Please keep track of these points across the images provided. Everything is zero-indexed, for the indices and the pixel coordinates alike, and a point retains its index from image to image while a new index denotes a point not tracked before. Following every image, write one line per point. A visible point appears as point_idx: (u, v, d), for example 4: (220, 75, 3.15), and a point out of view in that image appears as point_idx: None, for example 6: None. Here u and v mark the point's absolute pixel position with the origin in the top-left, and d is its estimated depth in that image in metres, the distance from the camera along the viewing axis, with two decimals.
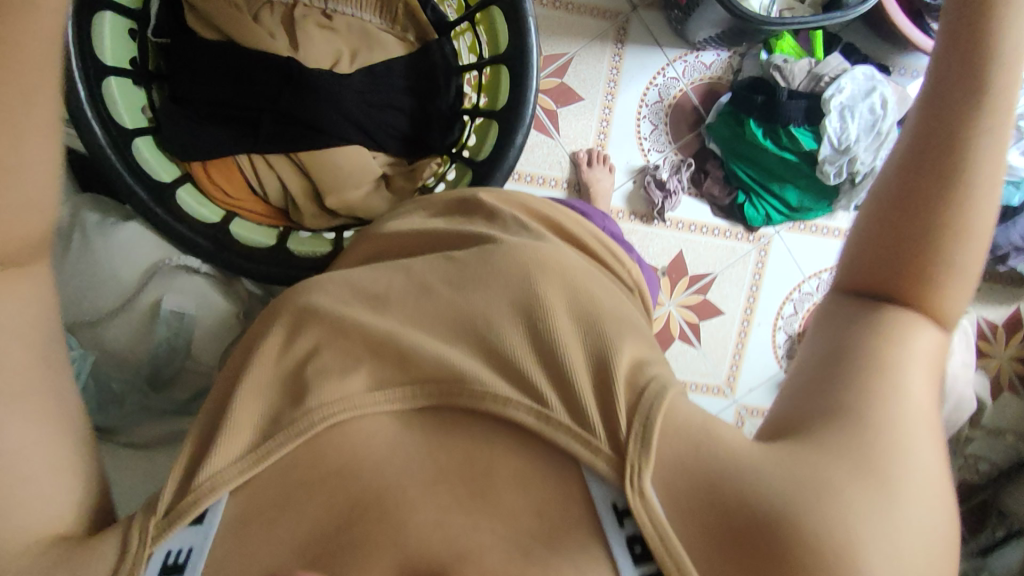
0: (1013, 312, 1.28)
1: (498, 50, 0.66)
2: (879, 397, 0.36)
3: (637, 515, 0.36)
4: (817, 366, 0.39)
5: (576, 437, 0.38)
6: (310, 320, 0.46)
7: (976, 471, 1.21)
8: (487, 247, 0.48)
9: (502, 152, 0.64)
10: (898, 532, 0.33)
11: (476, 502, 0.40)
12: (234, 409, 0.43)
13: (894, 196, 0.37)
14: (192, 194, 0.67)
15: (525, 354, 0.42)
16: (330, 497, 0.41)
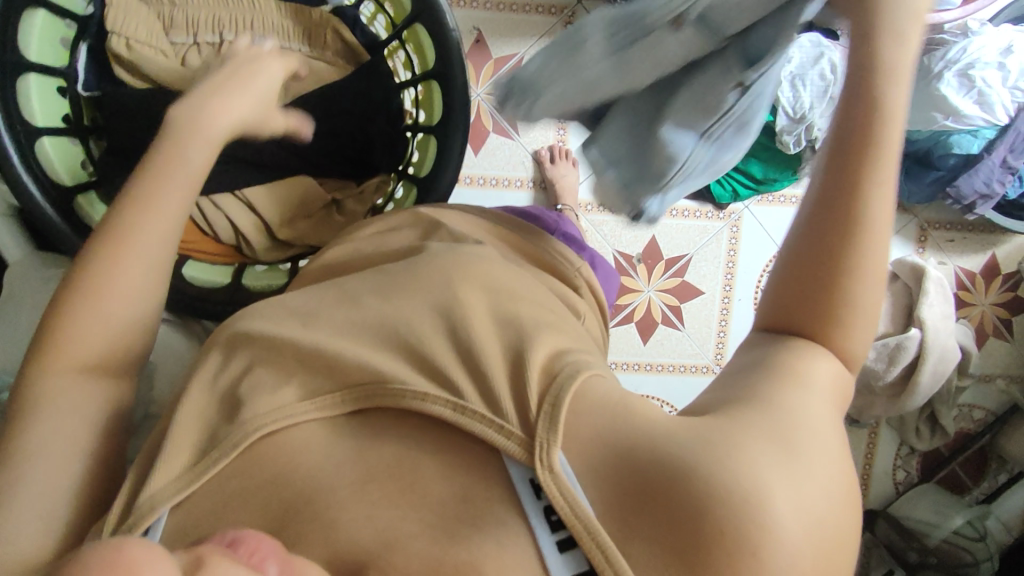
0: (989, 259, 1.28)
1: (427, 66, 0.67)
2: (784, 385, 0.37)
3: (548, 490, 0.34)
4: (743, 372, 0.40)
5: (490, 424, 0.36)
6: (243, 343, 0.45)
7: (972, 419, 1.25)
8: (417, 258, 0.49)
9: (442, 168, 0.64)
10: (806, 493, 0.34)
11: (405, 496, 0.36)
12: (173, 432, 0.42)
13: (808, 257, 0.39)
14: None
15: (445, 355, 0.40)
16: (263, 504, 0.38)
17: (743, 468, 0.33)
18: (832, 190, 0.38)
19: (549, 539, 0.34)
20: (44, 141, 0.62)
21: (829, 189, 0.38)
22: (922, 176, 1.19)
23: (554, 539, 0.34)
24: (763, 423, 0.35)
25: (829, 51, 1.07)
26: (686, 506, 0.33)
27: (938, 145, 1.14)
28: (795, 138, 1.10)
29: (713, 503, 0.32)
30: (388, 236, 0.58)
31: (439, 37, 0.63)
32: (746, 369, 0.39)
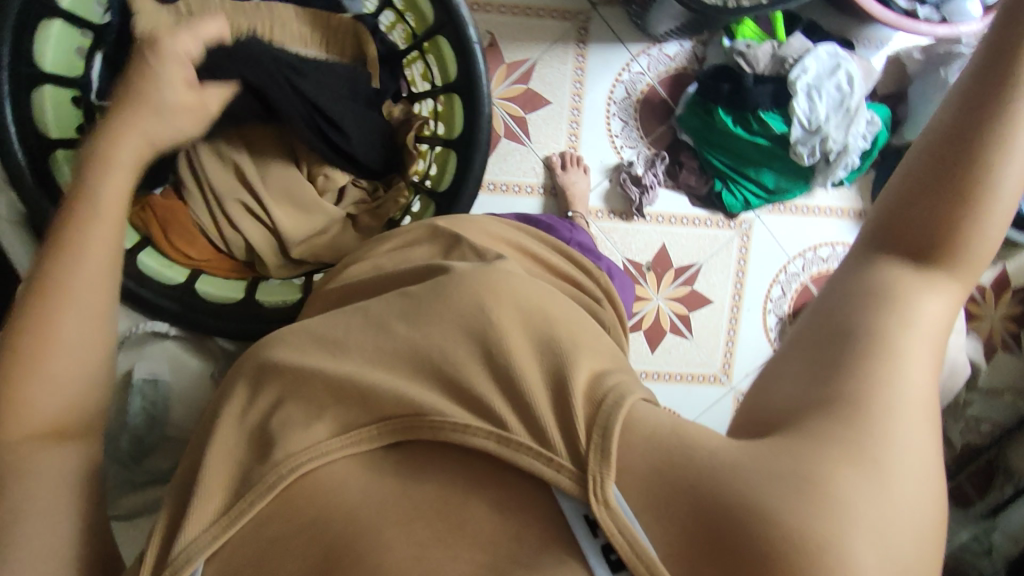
0: (998, 273, 1.29)
1: (449, 80, 0.66)
2: (873, 367, 0.36)
3: (605, 528, 0.34)
4: (820, 343, 0.39)
5: (537, 456, 0.37)
6: (272, 376, 0.46)
7: (978, 432, 1.22)
8: (440, 279, 0.48)
9: (462, 184, 0.63)
10: (888, 516, 0.33)
11: (452, 534, 0.37)
12: (205, 470, 0.43)
13: (918, 189, 0.38)
14: (155, 257, 0.68)
15: (485, 385, 0.40)
16: (307, 545, 0.39)
17: (818, 503, 0.33)
18: (954, 130, 0.37)
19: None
20: (58, 151, 0.65)
21: (951, 131, 0.38)
22: None
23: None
24: (849, 432, 0.35)
25: (845, 62, 1.11)
26: (755, 545, 0.33)
27: None
28: (809, 150, 1.12)
29: (791, 541, 0.33)
30: (409, 254, 0.57)
31: (461, 49, 0.61)
32: (829, 347, 0.38)
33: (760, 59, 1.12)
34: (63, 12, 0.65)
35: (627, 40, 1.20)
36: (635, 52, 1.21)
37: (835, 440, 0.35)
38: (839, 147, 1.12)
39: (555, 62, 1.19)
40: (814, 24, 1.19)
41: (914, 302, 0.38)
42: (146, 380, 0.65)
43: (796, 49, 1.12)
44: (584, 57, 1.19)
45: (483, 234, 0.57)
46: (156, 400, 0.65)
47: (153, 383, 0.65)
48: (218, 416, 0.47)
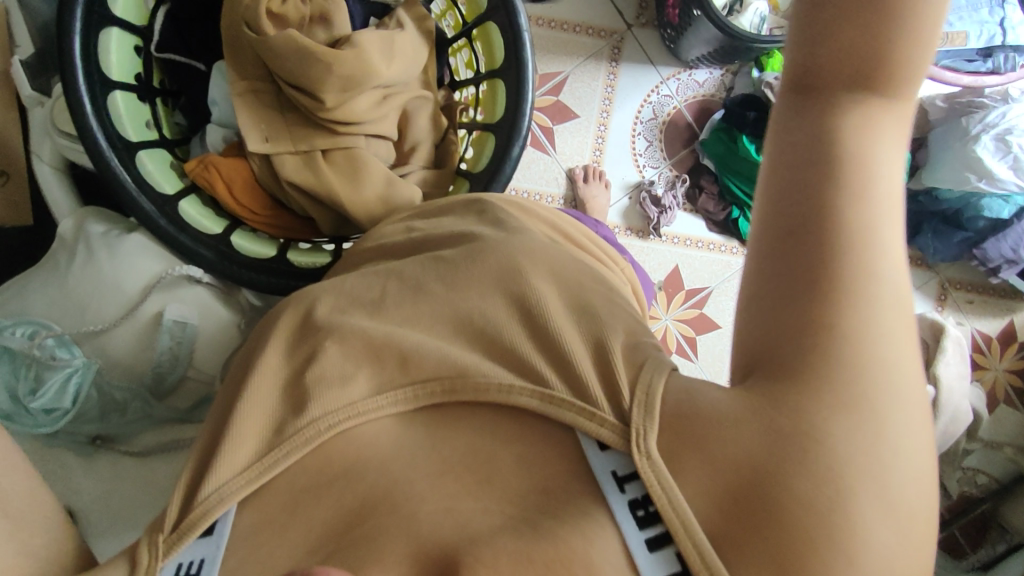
0: (1006, 326, 1.28)
1: (494, 66, 0.68)
2: (853, 259, 0.32)
3: (643, 475, 0.35)
4: (781, 210, 0.34)
5: (581, 412, 0.38)
6: (314, 331, 0.47)
7: (975, 484, 1.23)
8: (473, 245, 0.49)
9: (499, 165, 0.65)
10: (900, 470, 0.31)
11: (482, 486, 0.39)
12: (241, 415, 0.43)
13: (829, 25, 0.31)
14: (198, 207, 0.66)
15: (524, 344, 0.42)
16: (341, 498, 0.41)
17: (823, 463, 0.32)
18: None
19: (637, 535, 0.35)
20: (115, 95, 0.62)
21: None
22: (950, 235, 1.20)
23: (641, 534, 0.35)
24: (839, 356, 0.32)
25: None
26: (771, 505, 0.32)
27: (968, 207, 1.16)
28: None
29: (809, 506, 0.32)
30: (442, 221, 0.58)
31: (511, 38, 0.64)
32: (801, 243, 0.33)
33: None
34: None
35: (657, 62, 1.23)
36: (666, 75, 1.23)
37: (831, 377, 0.32)
38: None
39: (586, 77, 1.22)
40: None
41: (871, 133, 0.32)
42: (176, 322, 0.65)
43: None
44: (615, 75, 1.22)
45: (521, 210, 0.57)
46: (183, 340, 0.66)
47: (183, 326, 0.66)
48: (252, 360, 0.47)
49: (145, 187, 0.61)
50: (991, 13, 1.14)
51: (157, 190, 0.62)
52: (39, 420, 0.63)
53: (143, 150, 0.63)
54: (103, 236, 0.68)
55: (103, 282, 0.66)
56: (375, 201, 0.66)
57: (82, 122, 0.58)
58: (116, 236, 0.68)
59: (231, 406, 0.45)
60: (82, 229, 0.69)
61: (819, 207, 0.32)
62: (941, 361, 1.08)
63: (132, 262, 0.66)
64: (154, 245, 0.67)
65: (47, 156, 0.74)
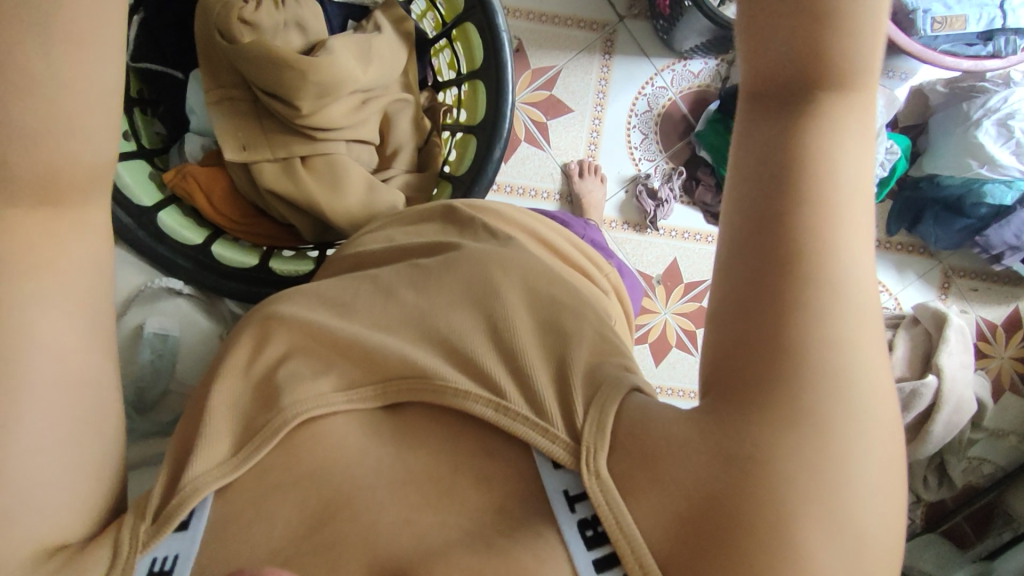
0: (1012, 312, 1.26)
1: (474, 66, 0.67)
2: (819, 277, 0.30)
3: (592, 495, 0.34)
4: (743, 226, 0.31)
5: (534, 427, 0.36)
6: (280, 324, 0.44)
7: (980, 474, 1.21)
8: (451, 255, 0.48)
9: (481, 168, 0.64)
10: (846, 498, 0.30)
11: (439, 502, 0.37)
12: (211, 413, 0.40)
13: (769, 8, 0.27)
14: (175, 218, 0.66)
15: (485, 353, 0.40)
16: (303, 497, 0.38)
17: (771, 492, 0.31)
18: None
19: (586, 556, 0.34)
20: None
21: None
22: (951, 222, 1.17)
23: (589, 554, 0.34)
24: (800, 383, 0.30)
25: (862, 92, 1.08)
26: (721, 532, 0.31)
27: (971, 193, 1.13)
28: None
29: (756, 532, 0.31)
30: (422, 230, 0.57)
31: (488, 37, 0.63)
32: (761, 262, 0.31)
33: None
34: None
35: (651, 54, 1.21)
36: (660, 67, 1.22)
37: (789, 403, 0.31)
38: None
39: (579, 71, 1.20)
40: None
41: (831, 134, 0.29)
42: (157, 334, 0.65)
43: None
44: (608, 68, 1.21)
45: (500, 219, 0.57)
46: (164, 353, 0.65)
47: (163, 338, 0.65)
48: (217, 363, 0.44)
49: (121, 199, 0.61)
50: None
51: (133, 203, 0.62)
52: None
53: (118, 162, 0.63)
54: None
55: None
56: (355, 207, 0.66)
57: None
58: None
59: (202, 400, 0.42)
60: None
61: (781, 224, 0.30)
62: (942, 350, 1.07)
63: (112, 277, 0.67)
64: (133, 259, 0.67)
65: None
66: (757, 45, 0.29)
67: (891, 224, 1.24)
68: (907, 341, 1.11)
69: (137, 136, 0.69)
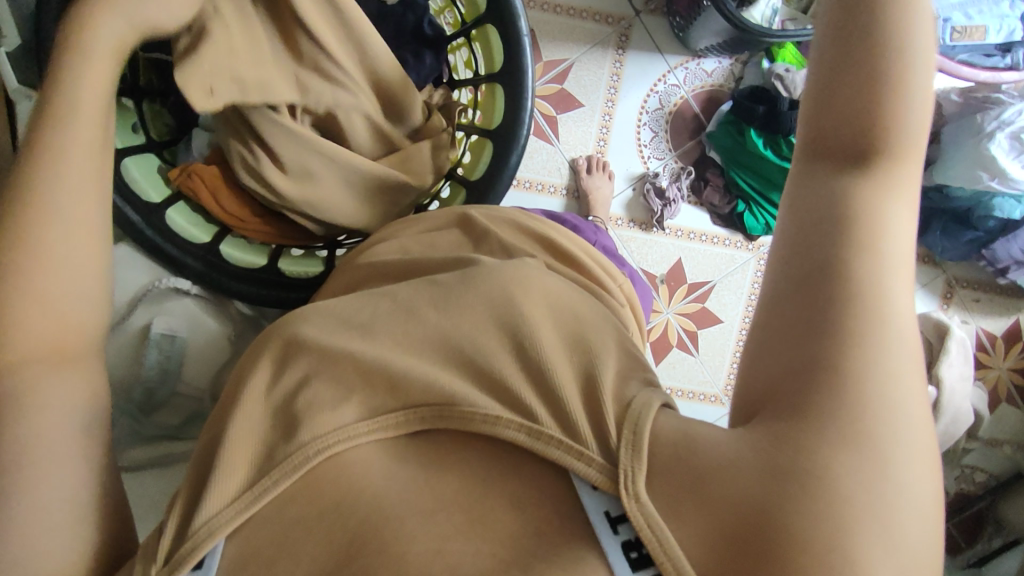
0: (1012, 324, 1.24)
1: (492, 68, 0.66)
2: (873, 303, 0.31)
3: (632, 516, 0.31)
4: (790, 260, 0.34)
5: (569, 449, 0.34)
6: (300, 350, 0.42)
7: (973, 481, 1.22)
8: (470, 269, 0.46)
9: (496, 176, 0.64)
10: (896, 525, 0.29)
11: (475, 529, 0.35)
12: (229, 441, 0.39)
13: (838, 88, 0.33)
14: (184, 213, 0.66)
15: (516, 376, 0.38)
16: (330, 530, 0.36)
17: (826, 506, 0.29)
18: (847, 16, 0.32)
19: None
20: None
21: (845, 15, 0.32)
22: (958, 234, 1.17)
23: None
24: (853, 397, 0.31)
25: None
26: (774, 551, 0.30)
27: (979, 206, 1.13)
28: None
29: (810, 548, 0.29)
30: (438, 239, 0.57)
31: (509, 40, 0.62)
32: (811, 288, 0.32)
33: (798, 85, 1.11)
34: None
35: (665, 51, 1.19)
36: (673, 64, 1.20)
37: (843, 416, 0.30)
38: None
39: (592, 65, 1.18)
40: None
41: (882, 193, 0.33)
42: (164, 334, 0.64)
43: None
44: (621, 63, 1.19)
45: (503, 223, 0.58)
46: (171, 354, 0.64)
47: (171, 339, 0.65)
48: (239, 383, 0.43)
49: (129, 195, 0.60)
50: (1011, 7, 1.10)
51: (142, 200, 0.62)
52: None
53: (127, 157, 0.63)
54: None
55: None
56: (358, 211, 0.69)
57: None
58: None
59: (218, 430, 0.41)
60: None
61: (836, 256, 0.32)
62: (943, 361, 1.06)
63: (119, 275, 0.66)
64: (142, 257, 0.66)
65: None
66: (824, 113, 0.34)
67: None
68: None
69: (147, 128, 0.68)
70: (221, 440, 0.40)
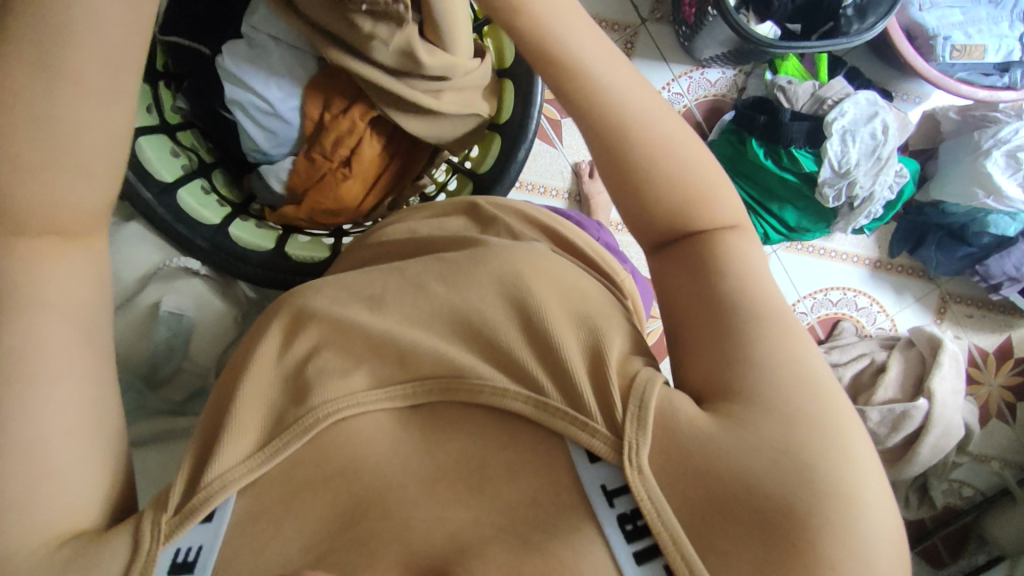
0: (1004, 340, 1.26)
1: (503, 66, 0.72)
2: (775, 316, 0.37)
3: (633, 489, 0.33)
4: (690, 309, 0.38)
5: (573, 421, 0.35)
6: (311, 322, 0.43)
7: (960, 496, 1.22)
8: (478, 250, 0.46)
9: (504, 168, 0.66)
10: (858, 498, 0.32)
11: (474, 495, 0.36)
12: (238, 406, 0.39)
13: (637, 201, 0.39)
14: (193, 193, 0.66)
15: (522, 350, 0.38)
16: (335, 495, 0.38)
17: (799, 475, 0.32)
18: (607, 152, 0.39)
19: (625, 549, 0.33)
20: None
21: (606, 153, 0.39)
22: (953, 249, 1.18)
23: (629, 548, 0.33)
24: (783, 404, 0.34)
25: (883, 112, 1.10)
26: (767, 516, 0.31)
27: (975, 222, 1.14)
28: (836, 192, 1.10)
29: (789, 511, 0.31)
30: (444, 224, 0.58)
31: None
32: (717, 331, 0.37)
33: (800, 97, 1.12)
34: None
35: (670, 59, 1.21)
36: (677, 73, 1.21)
37: (787, 410, 0.33)
38: (865, 194, 1.11)
39: None
40: (856, 70, 1.19)
41: (734, 246, 0.40)
42: (173, 313, 0.66)
43: (836, 91, 1.11)
44: None
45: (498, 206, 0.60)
46: (178, 332, 0.66)
47: (178, 318, 0.66)
48: (248, 354, 0.44)
49: (142, 171, 0.61)
50: (1010, 28, 1.12)
51: (155, 178, 0.62)
52: None
53: (143, 136, 0.64)
54: None
55: None
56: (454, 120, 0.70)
57: None
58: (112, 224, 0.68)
59: (228, 396, 0.41)
60: None
61: (720, 306, 0.37)
62: (937, 374, 1.06)
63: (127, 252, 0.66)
64: (150, 236, 0.67)
65: None
66: (641, 218, 0.40)
67: (893, 247, 1.25)
68: (901, 362, 1.12)
69: (161, 111, 0.69)
70: (230, 401, 0.40)
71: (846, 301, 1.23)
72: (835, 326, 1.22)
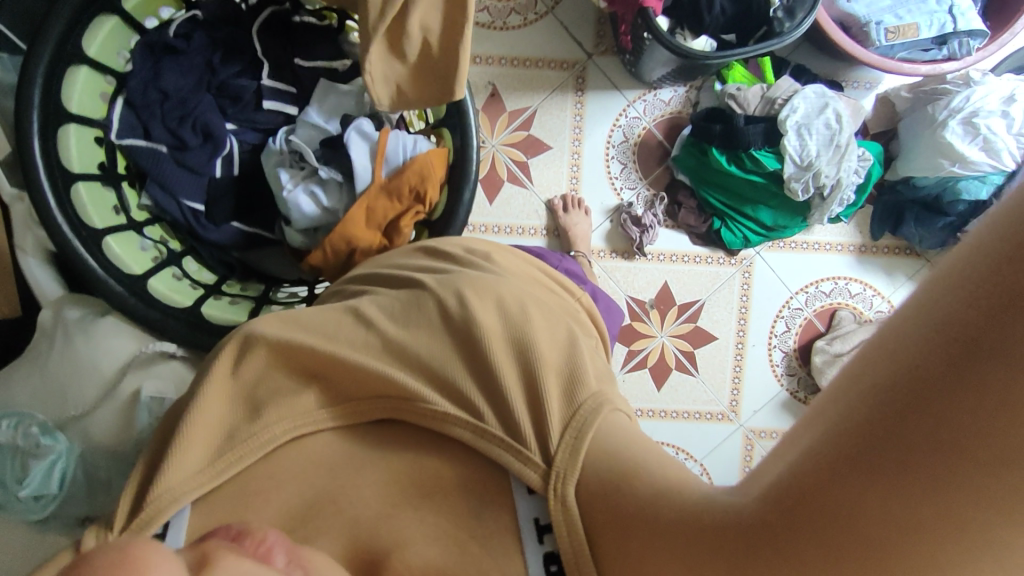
0: None
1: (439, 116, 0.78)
2: (926, 462, 0.29)
3: (557, 524, 0.43)
4: (832, 423, 0.33)
5: (510, 450, 0.45)
6: (259, 344, 0.50)
7: None
8: (425, 290, 0.53)
9: (453, 212, 0.74)
10: None
11: (423, 499, 0.47)
12: (188, 439, 0.48)
13: (944, 350, 0.29)
14: (164, 280, 0.73)
15: (456, 370, 0.48)
16: (292, 497, 0.47)
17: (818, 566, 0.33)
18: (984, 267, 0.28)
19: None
20: (79, 185, 0.68)
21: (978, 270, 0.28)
22: (932, 221, 1.19)
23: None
24: (882, 537, 0.31)
25: (833, 102, 1.13)
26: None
27: (946, 191, 1.14)
28: (803, 186, 1.12)
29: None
30: (404, 261, 0.62)
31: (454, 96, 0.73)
32: (857, 449, 0.31)
33: (751, 101, 1.15)
34: (89, 60, 0.69)
35: (622, 87, 1.24)
36: (631, 99, 1.24)
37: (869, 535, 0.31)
38: (833, 183, 1.12)
39: (554, 109, 1.23)
40: (801, 67, 1.22)
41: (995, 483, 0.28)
42: (154, 398, 0.73)
43: (784, 90, 1.14)
44: (582, 104, 1.23)
45: (499, 254, 0.61)
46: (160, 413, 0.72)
47: (159, 400, 0.72)
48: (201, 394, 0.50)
49: (110, 267, 0.67)
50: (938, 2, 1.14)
51: (122, 271, 0.68)
52: (30, 507, 0.68)
53: (108, 235, 0.69)
54: (79, 322, 0.75)
55: (81, 366, 0.74)
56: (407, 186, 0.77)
57: (48, 217, 0.64)
58: (91, 320, 0.75)
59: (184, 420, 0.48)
60: (59, 317, 0.76)
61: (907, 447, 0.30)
62: None
63: (108, 345, 0.74)
64: (125, 325, 0.75)
65: (30, 248, 0.77)
66: (917, 352, 0.29)
67: (874, 229, 1.26)
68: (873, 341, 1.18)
69: (127, 209, 0.74)
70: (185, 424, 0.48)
71: (839, 290, 1.26)
72: (833, 317, 1.25)
